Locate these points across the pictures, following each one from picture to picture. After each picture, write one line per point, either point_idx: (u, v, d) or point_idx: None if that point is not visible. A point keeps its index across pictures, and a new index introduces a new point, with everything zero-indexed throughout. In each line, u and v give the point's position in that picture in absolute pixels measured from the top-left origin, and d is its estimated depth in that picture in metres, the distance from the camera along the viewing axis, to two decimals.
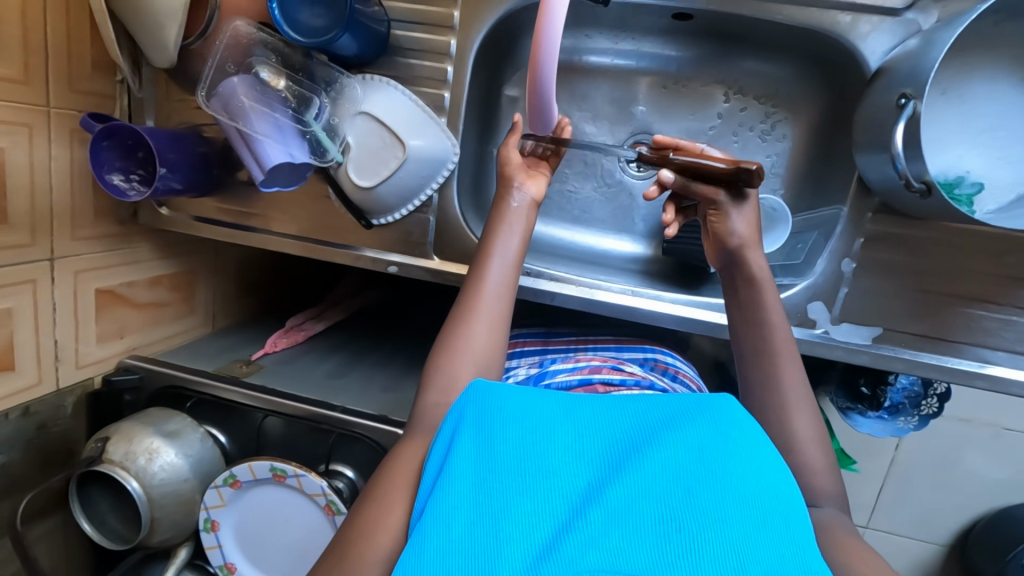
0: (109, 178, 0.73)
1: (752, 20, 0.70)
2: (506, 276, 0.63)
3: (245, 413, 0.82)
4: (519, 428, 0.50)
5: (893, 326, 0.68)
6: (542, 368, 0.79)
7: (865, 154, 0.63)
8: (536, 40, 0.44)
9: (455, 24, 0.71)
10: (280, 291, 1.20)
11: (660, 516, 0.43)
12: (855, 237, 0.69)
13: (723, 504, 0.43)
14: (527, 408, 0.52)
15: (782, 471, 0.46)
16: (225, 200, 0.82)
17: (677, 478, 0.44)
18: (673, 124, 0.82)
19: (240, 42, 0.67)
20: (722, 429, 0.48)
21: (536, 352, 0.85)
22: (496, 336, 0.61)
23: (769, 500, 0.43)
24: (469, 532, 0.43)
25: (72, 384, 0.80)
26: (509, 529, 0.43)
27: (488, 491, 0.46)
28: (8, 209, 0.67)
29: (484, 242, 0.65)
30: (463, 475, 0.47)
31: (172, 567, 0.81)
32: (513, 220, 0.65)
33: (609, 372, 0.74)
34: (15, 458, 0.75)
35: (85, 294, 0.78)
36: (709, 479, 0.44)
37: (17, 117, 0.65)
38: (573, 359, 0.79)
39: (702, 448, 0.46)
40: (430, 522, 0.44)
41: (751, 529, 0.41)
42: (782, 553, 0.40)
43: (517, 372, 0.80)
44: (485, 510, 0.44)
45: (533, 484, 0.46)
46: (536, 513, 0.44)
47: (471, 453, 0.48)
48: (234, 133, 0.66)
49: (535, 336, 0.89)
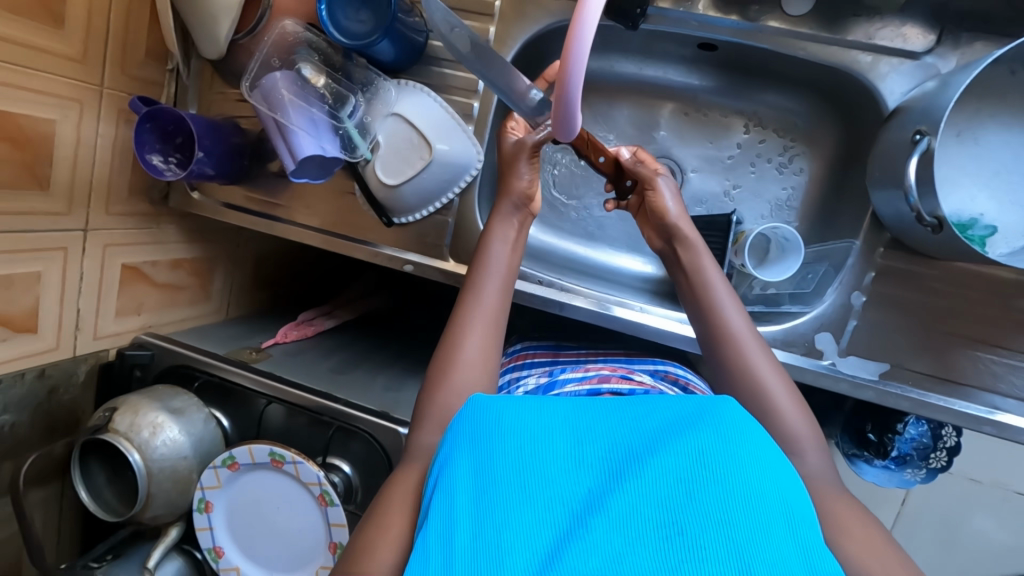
0: (149, 158, 0.76)
1: (775, 54, 0.72)
2: (503, 282, 0.67)
3: (249, 397, 0.84)
4: (517, 435, 0.49)
5: (900, 363, 0.68)
6: (553, 377, 0.80)
7: (880, 189, 0.64)
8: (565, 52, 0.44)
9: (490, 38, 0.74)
10: (294, 287, 1.22)
11: (664, 523, 0.42)
12: (866, 270, 0.71)
13: (726, 507, 0.42)
14: (527, 415, 0.52)
15: (790, 475, 0.46)
16: (253, 189, 0.85)
17: (680, 485, 0.44)
18: (691, 151, 0.85)
19: (286, 40, 0.71)
20: (724, 434, 0.47)
21: (546, 364, 0.86)
22: (493, 328, 0.64)
23: (773, 502, 0.43)
24: (472, 545, 0.43)
25: (87, 353, 0.81)
26: (511, 541, 0.43)
27: (490, 503, 0.45)
28: (51, 177, 0.70)
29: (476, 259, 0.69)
30: (464, 487, 0.47)
31: (160, 546, 0.80)
32: (500, 230, 0.69)
33: (618, 381, 0.75)
34: (24, 420, 0.76)
35: (111, 267, 0.80)
36: (712, 484, 0.44)
37: (71, 93, 0.69)
38: (583, 368, 0.79)
39: (705, 454, 0.45)
40: (434, 537, 0.44)
41: (757, 535, 0.41)
42: (789, 557, 0.40)
43: (528, 381, 0.81)
44: (487, 523, 0.44)
45: (535, 494, 0.46)
46: (537, 524, 0.44)
47: (472, 466, 0.48)
48: (270, 124, 0.69)
49: (545, 348, 0.91)
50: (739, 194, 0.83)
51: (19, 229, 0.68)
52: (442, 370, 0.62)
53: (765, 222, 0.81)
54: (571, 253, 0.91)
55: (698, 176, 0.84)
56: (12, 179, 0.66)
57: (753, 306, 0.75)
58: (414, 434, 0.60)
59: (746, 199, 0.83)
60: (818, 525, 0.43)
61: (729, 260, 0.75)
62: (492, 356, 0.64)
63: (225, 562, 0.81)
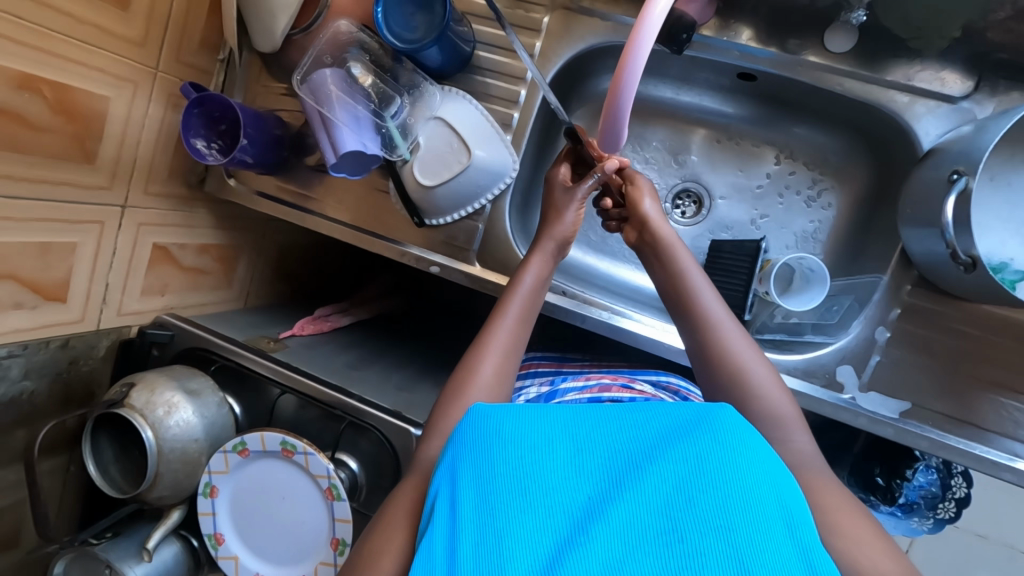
0: (193, 142, 0.78)
1: (813, 90, 0.73)
2: (535, 288, 0.70)
3: (263, 387, 0.85)
4: (516, 438, 0.48)
5: (920, 403, 0.68)
6: (553, 386, 0.81)
7: (911, 227, 0.64)
8: (620, 64, 0.47)
9: (534, 53, 0.76)
10: (312, 283, 1.24)
11: (665, 530, 0.41)
12: (892, 306, 0.71)
13: (725, 513, 0.42)
14: (525, 417, 0.50)
15: (789, 480, 0.45)
16: (288, 180, 0.86)
17: (679, 491, 0.43)
18: (722, 178, 0.86)
19: (340, 39, 0.73)
20: (723, 442, 0.46)
21: (549, 373, 0.88)
22: (521, 325, 0.67)
23: (773, 508, 0.42)
24: (471, 551, 0.41)
25: (110, 328, 0.82)
26: (511, 547, 0.41)
27: (490, 507, 0.44)
28: (99, 151, 0.71)
29: (507, 289, 0.70)
30: (465, 491, 0.45)
31: (161, 528, 0.79)
32: (536, 261, 0.71)
33: (619, 391, 0.76)
34: (43, 389, 0.76)
35: (143, 245, 0.82)
36: (711, 489, 0.42)
37: (128, 72, 0.71)
38: (583, 377, 0.81)
39: (704, 459, 0.44)
40: (437, 543, 0.43)
41: (757, 540, 0.40)
42: (789, 559, 0.39)
43: (529, 390, 0.83)
44: (487, 526, 0.43)
45: (535, 499, 0.44)
46: (536, 530, 0.42)
47: (472, 471, 0.46)
48: (315, 117, 0.71)
49: (549, 360, 0.94)
50: (767, 224, 0.84)
51: (64, 199, 0.69)
52: (465, 366, 0.64)
53: (791, 252, 0.82)
54: (595, 268, 0.92)
55: (727, 203, 0.86)
56: (64, 150, 0.67)
57: (775, 334, 0.74)
58: (434, 427, 0.60)
59: (773, 229, 0.84)
60: (818, 529, 0.42)
61: (752, 288, 0.74)
62: (513, 357, 0.66)
63: (224, 549, 0.80)
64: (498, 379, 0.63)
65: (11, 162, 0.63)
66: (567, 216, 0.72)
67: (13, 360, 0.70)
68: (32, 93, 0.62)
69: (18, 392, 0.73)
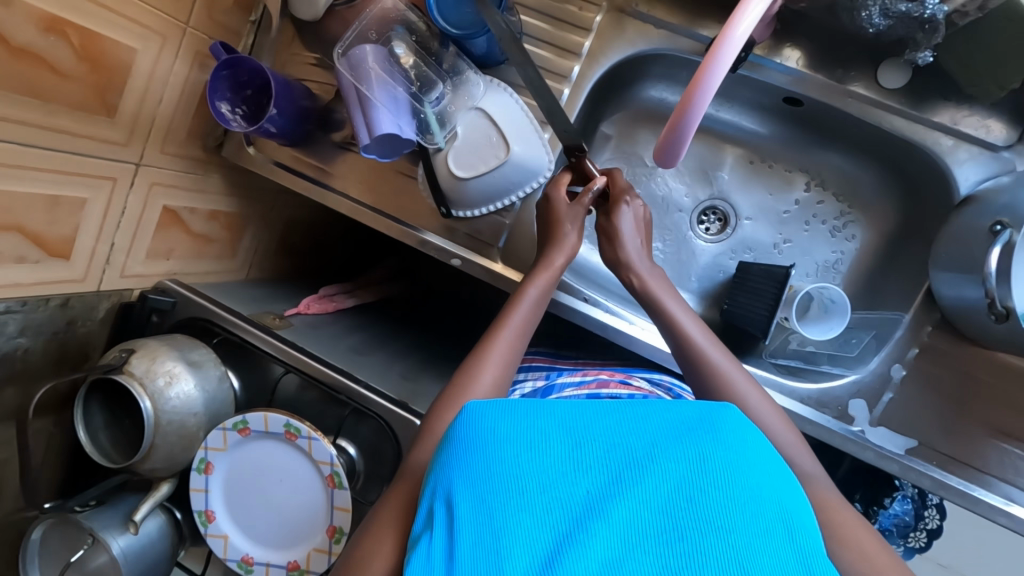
0: (218, 106, 0.75)
1: (852, 121, 0.72)
2: (540, 297, 0.68)
3: (266, 363, 0.83)
4: (512, 435, 0.44)
5: (926, 441, 0.69)
6: (550, 381, 0.82)
7: (944, 272, 0.66)
8: (695, 80, 0.46)
9: (582, 52, 0.74)
10: (313, 259, 1.21)
11: (665, 530, 0.39)
12: (910, 346, 0.73)
13: (726, 514, 0.39)
14: (523, 408, 0.45)
15: (791, 484, 0.43)
16: (307, 153, 0.83)
17: (681, 491, 0.40)
18: (750, 198, 0.86)
19: (387, 16, 0.70)
20: (726, 443, 0.43)
21: (543, 367, 0.88)
22: (523, 336, 0.66)
23: (774, 511, 0.40)
24: (468, 549, 0.39)
25: (111, 289, 0.78)
26: (508, 546, 0.39)
27: (488, 505, 0.41)
28: (119, 105, 0.68)
29: (510, 299, 0.69)
30: (460, 491, 0.42)
31: (149, 500, 0.77)
32: (544, 275, 0.69)
33: (616, 387, 0.77)
34: (38, 348, 0.73)
35: (153, 206, 0.78)
36: (712, 491, 0.40)
37: (157, 25, 0.68)
38: (580, 373, 0.82)
39: (708, 458, 0.41)
40: (435, 543, 0.40)
41: (759, 540, 0.38)
42: (788, 558, 0.37)
43: (524, 385, 0.83)
44: (483, 526, 0.40)
45: (532, 495, 0.41)
46: (534, 528, 0.39)
47: (467, 471, 0.43)
48: (352, 93, 0.69)
49: (544, 355, 0.94)
50: (790, 250, 0.84)
51: (79, 151, 0.65)
52: (467, 373, 0.62)
53: (810, 281, 0.83)
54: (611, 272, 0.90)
55: (752, 224, 0.86)
56: (83, 100, 0.63)
57: (790, 360, 0.76)
58: (444, 415, 0.59)
59: (796, 256, 0.84)
60: (820, 534, 0.39)
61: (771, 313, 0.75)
62: (513, 365, 0.65)
63: (214, 528, 0.78)
64: (496, 389, 0.63)
65: (28, 108, 0.59)
66: (573, 234, 0.70)
67: (10, 316, 0.67)
68: (58, 36, 0.58)
69: (12, 348, 0.69)
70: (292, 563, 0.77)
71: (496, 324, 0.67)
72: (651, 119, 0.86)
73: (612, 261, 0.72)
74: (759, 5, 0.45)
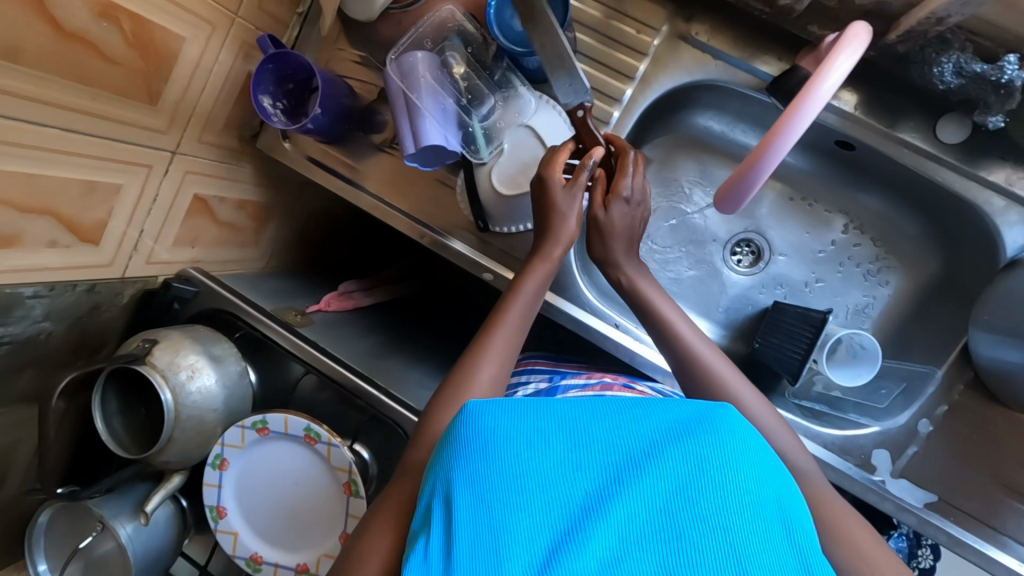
0: (260, 100, 0.73)
1: (902, 171, 0.72)
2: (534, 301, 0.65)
3: (283, 360, 0.82)
4: (512, 437, 0.44)
5: (946, 498, 0.69)
6: (554, 382, 0.80)
7: (984, 332, 0.67)
8: (775, 129, 0.46)
9: (635, 76, 0.72)
10: (330, 251, 1.20)
11: (661, 531, 0.39)
12: (939, 402, 0.73)
13: (723, 513, 0.40)
14: (522, 410, 0.46)
15: (788, 482, 0.43)
16: (342, 151, 0.81)
17: (678, 492, 0.41)
18: (786, 234, 0.85)
19: (444, 24, 0.69)
20: (724, 446, 0.43)
21: (546, 370, 0.86)
22: (516, 338, 0.63)
23: (771, 510, 0.40)
24: (467, 550, 0.39)
25: (137, 277, 0.77)
26: (507, 545, 0.39)
27: (487, 507, 0.41)
28: (162, 93, 0.66)
29: (506, 295, 0.65)
30: (457, 492, 0.42)
31: (161, 491, 0.76)
32: (540, 268, 0.65)
33: (619, 390, 0.73)
34: (60, 333, 0.71)
35: (185, 194, 0.76)
36: (709, 493, 0.40)
37: (207, 14, 0.66)
38: (584, 375, 0.80)
39: (705, 459, 0.42)
40: (436, 543, 0.41)
41: (756, 539, 0.39)
42: (786, 559, 0.38)
43: (528, 387, 0.81)
44: (482, 525, 0.40)
45: (531, 496, 0.41)
46: (532, 527, 0.40)
47: (466, 471, 0.43)
48: (399, 100, 0.67)
49: (547, 360, 0.92)
50: (821, 289, 0.84)
51: (118, 138, 0.63)
52: (462, 373, 0.60)
53: (840, 324, 0.83)
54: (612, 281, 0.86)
55: (787, 261, 0.85)
56: (128, 86, 0.62)
57: (814, 403, 0.76)
58: (449, 419, 0.57)
59: (826, 296, 0.84)
60: (815, 534, 0.40)
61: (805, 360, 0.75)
62: (510, 363, 0.62)
63: (225, 524, 0.78)
64: (493, 388, 0.60)
65: (73, 92, 0.57)
66: (570, 222, 0.65)
67: (38, 300, 0.65)
68: (111, 22, 0.56)
69: (36, 332, 0.68)
70: (301, 566, 0.76)
71: (497, 318, 0.64)
72: (693, 146, 0.86)
73: (601, 259, 0.67)
74: (847, 60, 0.46)
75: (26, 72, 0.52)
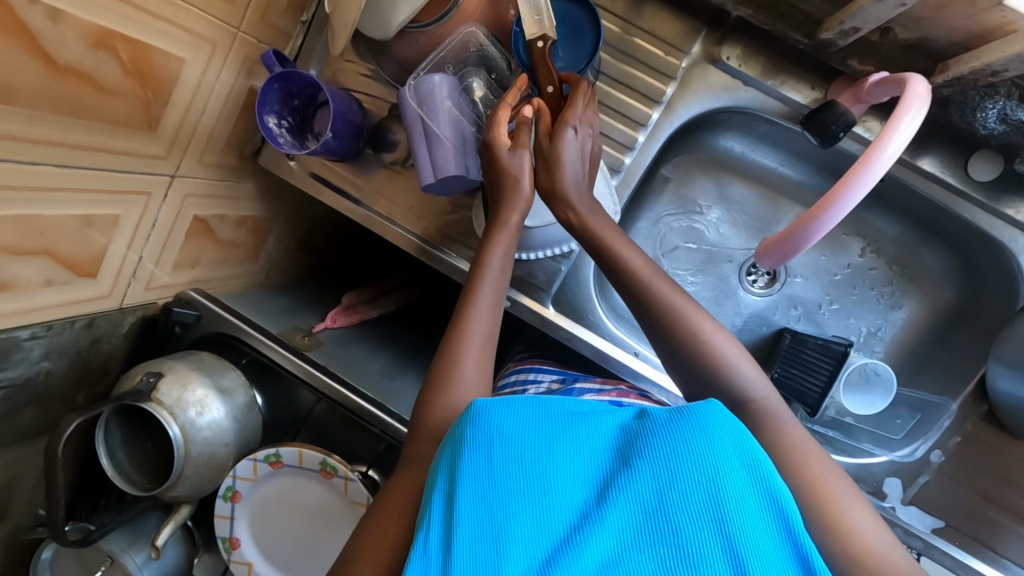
0: (266, 120, 0.68)
1: (928, 204, 0.72)
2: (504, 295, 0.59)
3: (291, 386, 0.80)
4: (514, 438, 0.42)
5: (955, 524, 0.71)
6: (568, 384, 0.75)
7: (1002, 367, 0.71)
8: (836, 191, 0.54)
9: (662, 101, 0.69)
10: (330, 258, 1.15)
11: (659, 530, 0.38)
12: (952, 434, 0.76)
13: (724, 515, 0.38)
14: (524, 410, 0.44)
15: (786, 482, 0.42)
16: (351, 169, 0.77)
17: (676, 492, 0.39)
18: (803, 256, 0.85)
19: (467, 47, 0.65)
20: (722, 446, 0.41)
21: (556, 370, 0.80)
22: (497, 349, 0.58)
23: (769, 511, 0.39)
24: (467, 549, 0.38)
25: (136, 305, 0.72)
26: (507, 544, 0.38)
27: (486, 508, 0.39)
28: (161, 119, 0.61)
29: (473, 272, 0.59)
30: (459, 489, 0.40)
31: (168, 524, 0.73)
32: (502, 240, 0.59)
33: (636, 399, 0.70)
34: (59, 369, 0.68)
35: (184, 219, 0.72)
36: (708, 496, 0.39)
37: (208, 32, 0.61)
38: (600, 378, 0.75)
39: (705, 459, 0.40)
40: (435, 541, 0.39)
41: (754, 542, 0.37)
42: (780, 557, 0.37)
43: (541, 384, 0.77)
44: (483, 523, 0.39)
45: (531, 495, 0.40)
46: (533, 527, 0.39)
47: (467, 470, 0.41)
48: (415, 126, 0.63)
49: (551, 361, 0.88)
50: (835, 312, 0.84)
51: (119, 169, 0.59)
52: (451, 361, 0.55)
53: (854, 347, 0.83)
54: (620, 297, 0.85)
55: (802, 282, 0.84)
56: (127, 116, 0.57)
57: (827, 429, 0.78)
58: None
59: (841, 318, 0.83)
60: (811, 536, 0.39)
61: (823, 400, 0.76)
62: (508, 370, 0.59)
63: (238, 555, 0.77)
64: None
65: (69, 127, 0.52)
66: (524, 184, 0.59)
67: (35, 342, 0.62)
68: (107, 51, 0.52)
69: (34, 372, 0.65)
70: None
71: (501, 321, 0.58)
72: (714, 167, 0.84)
73: (546, 190, 0.59)
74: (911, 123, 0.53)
75: (18, 112, 0.48)
